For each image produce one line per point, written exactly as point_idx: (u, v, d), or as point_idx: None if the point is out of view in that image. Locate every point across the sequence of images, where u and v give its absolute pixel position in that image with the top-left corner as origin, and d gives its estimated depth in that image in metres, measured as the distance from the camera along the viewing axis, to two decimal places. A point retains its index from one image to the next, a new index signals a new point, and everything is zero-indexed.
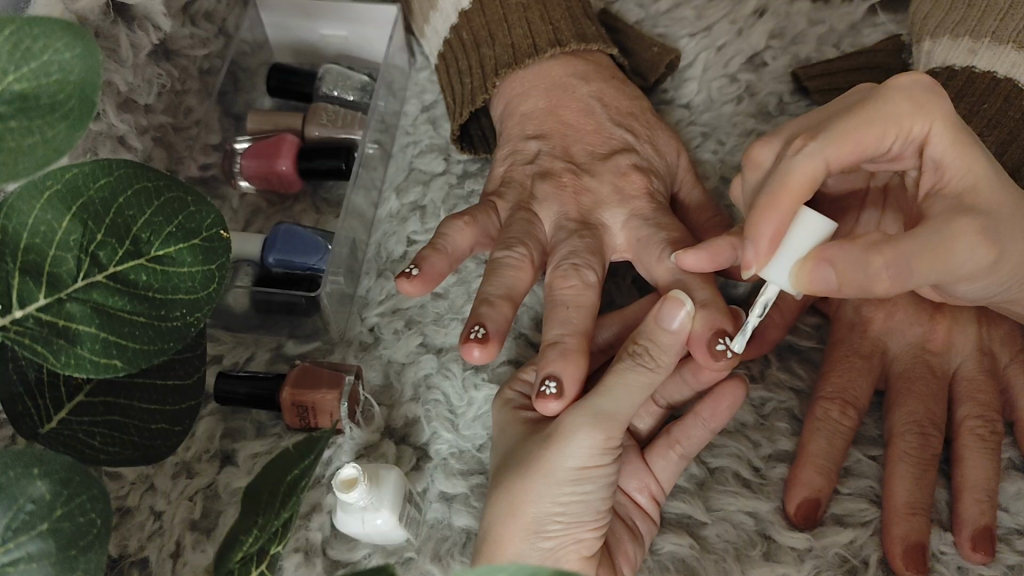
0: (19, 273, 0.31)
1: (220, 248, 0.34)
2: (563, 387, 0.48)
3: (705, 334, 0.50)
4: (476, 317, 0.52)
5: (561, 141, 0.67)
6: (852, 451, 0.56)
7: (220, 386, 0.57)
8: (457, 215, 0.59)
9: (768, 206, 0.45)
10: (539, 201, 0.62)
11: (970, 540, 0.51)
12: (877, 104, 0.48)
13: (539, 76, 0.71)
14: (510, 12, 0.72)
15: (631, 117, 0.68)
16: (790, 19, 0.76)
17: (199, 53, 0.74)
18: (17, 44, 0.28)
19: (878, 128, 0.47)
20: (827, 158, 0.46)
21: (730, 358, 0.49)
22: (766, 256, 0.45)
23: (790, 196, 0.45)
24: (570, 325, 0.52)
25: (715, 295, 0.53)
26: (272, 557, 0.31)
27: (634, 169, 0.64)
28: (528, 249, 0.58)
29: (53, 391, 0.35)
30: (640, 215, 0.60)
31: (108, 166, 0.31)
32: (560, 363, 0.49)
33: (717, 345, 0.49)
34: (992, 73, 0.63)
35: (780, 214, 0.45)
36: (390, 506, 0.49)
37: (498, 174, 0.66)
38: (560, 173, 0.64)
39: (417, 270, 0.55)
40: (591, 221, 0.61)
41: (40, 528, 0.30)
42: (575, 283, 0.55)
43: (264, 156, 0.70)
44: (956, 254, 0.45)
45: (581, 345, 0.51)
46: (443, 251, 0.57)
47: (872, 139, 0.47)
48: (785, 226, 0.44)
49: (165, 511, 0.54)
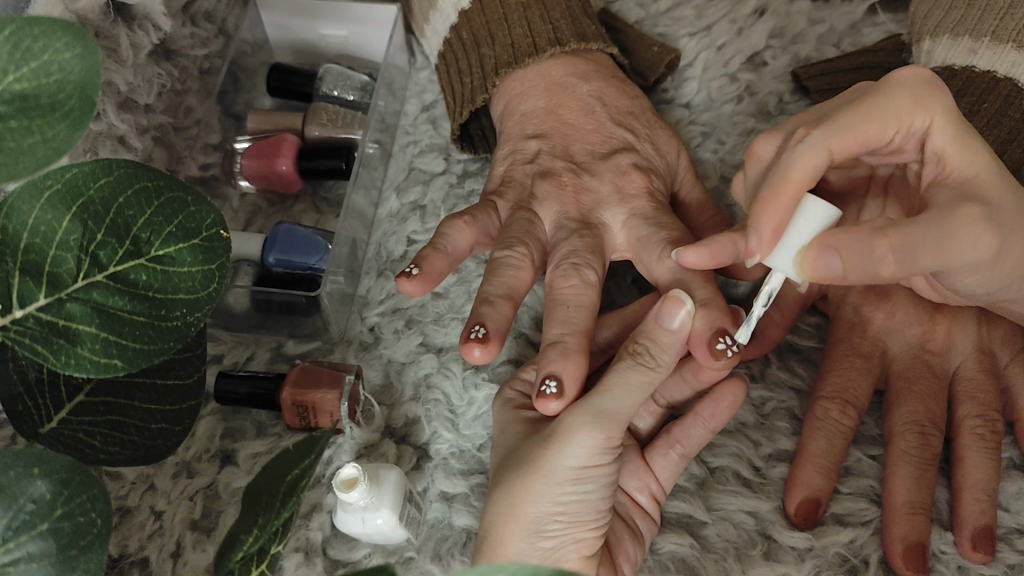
0: (19, 273, 0.31)
1: (220, 247, 0.34)
2: (563, 386, 0.48)
3: (705, 334, 0.50)
4: (477, 317, 0.52)
5: (561, 140, 0.67)
6: (852, 451, 0.56)
7: (220, 386, 0.57)
8: (457, 215, 0.60)
9: (771, 197, 0.45)
10: (539, 201, 0.62)
11: (970, 540, 0.51)
12: (878, 98, 0.48)
13: (539, 76, 0.71)
14: (510, 12, 0.72)
15: (631, 116, 0.68)
16: (790, 18, 0.76)
17: (199, 53, 0.74)
18: (17, 44, 0.28)
19: (878, 121, 0.47)
20: (830, 148, 0.46)
21: (730, 358, 0.49)
22: (770, 246, 0.45)
23: (793, 185, 0.45)
24: (571, 324, 0.52)
25: (715, 295, 0.53)
26: (272, 557, 0.31)
27: (635, 168, 0.64)
28: (528, 249, 0.58)
29: (52, 391, 0.35)
30: (640, 215, 0.60)
31: (108, 166, 0.31)
32: (560, 363, 0.49)
33: (717, 345, 0.49)
34: (992, 73, 0.63)
35: (782, 206, 0.45)
36: (391, 506, 0.49)
37: (498, 174, 0.66)
38: (560, 172, 0.64)
39: (417, 270, 0.55)
40: (591, 221, 0.61)
41: (40, 528, 0.30)
42: (575, 283, 0.55)
43: (264, 156, 0.70)
44: (962, 243, 0.45)
45: (581, 344, 0.51)
46: (443, 250, 0.57)
47: (872, 133, 0.47)
48: (788, 217, 0.44)
49: (165, 511, 0.54)
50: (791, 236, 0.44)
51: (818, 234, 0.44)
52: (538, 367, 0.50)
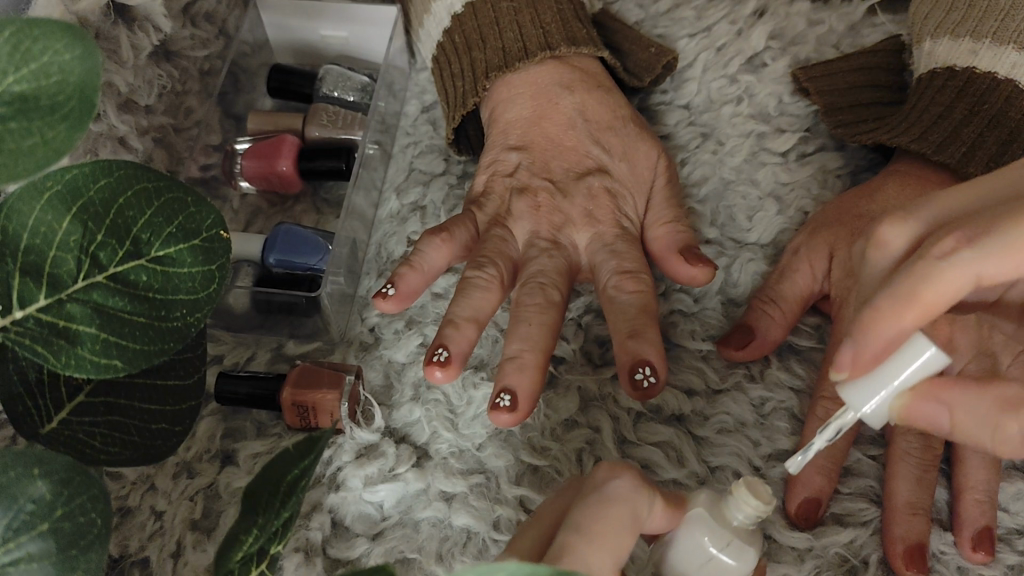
0: (18, 274, 0.31)
1: (220, 248, 0.34)
2: (516, 401, 0.52)
3: (627, 367, 0.53)
4: (439, 338, 0.55)
5: (541, 156, 0.68)
6: (852, 451, 0.56)
7: (221, 386, 0.57)
8: (434, 232, 0.61)
9: (881, 314, 0.42)
10: (514, 218, 0.64)
11: (970, 540, 0.52)
12: (887, 292, 0.42)
13: (526, 83, 0.72)
14: (502, 15, 0.73)
15: (611, 132, 0.69)
16: (790, 19, 0.76)
17: (200, 54, 0.74)
18: (17, 45, 0.28)
19: (891, 316, 0.41)
20: (881, 301, 0.42)
21: (645, 388, 0.52)
22: (859, 368, 0.43)
23: (902, 314, 0.42)
24: (532, 341, 0.55)
25: (647, 324, 0.55)
26: (272, 556, 0.31)
27: (605, 195, 0.65)
28: (498, 267, 0.60)
29: (52, 391, 0.35)
30: (601, 240, 0.63)
31: (109, 167, 0.32)
32: (515, 378, 0.53)
33: (635, 376, 0.52)
34: (953, 65, 0.67)
35: (965, 428, 0.42)
36: (626, 520, 0.39)
37: (478, 183, 0.68)
38: (538, 191, 0.66)
39: (392, 290, 0.58)
40: (562, 241, 0.63)
41: (40, 529, 0.30)
42: (539, 300, 0.57)
43: (265, 157, 0.70)
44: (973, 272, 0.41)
45: (539, 361, 0.54)
46: (417, 267, 0.59)
47: (889, 323, 0.42)
48: (991, 420, 0.42)
49: (165, 511, 0.54)
50: (879, 379, 0.42)
51: (920, 378, 0.41)
52: (496, 381, 0.54)
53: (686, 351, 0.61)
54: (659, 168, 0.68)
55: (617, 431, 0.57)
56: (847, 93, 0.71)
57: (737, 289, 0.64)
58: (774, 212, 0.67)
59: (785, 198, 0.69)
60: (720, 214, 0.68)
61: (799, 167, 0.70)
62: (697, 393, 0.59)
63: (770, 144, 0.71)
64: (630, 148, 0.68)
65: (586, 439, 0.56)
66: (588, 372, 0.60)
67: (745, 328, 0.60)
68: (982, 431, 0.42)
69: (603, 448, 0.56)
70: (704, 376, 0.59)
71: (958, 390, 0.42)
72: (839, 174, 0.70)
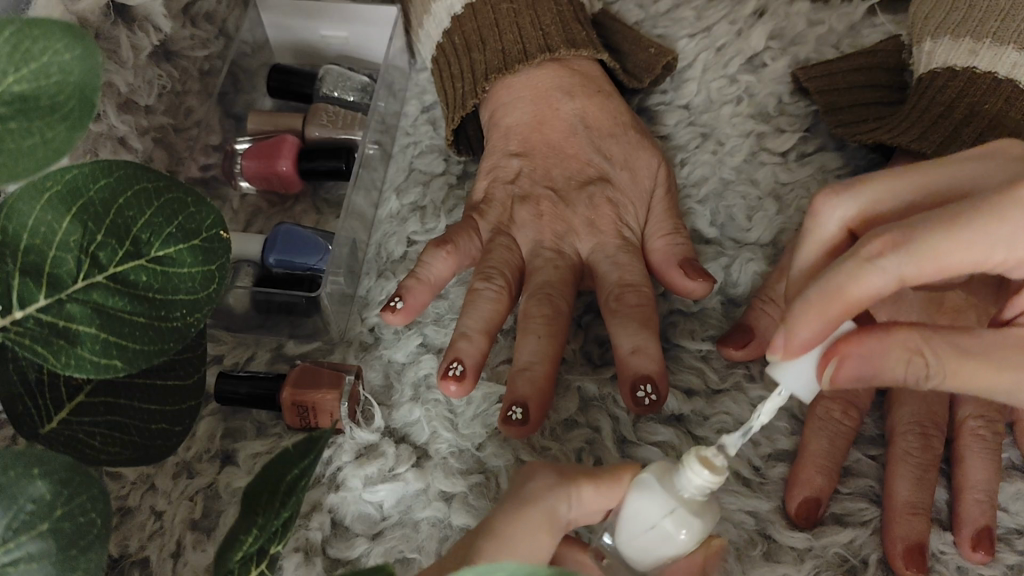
0: (18, 274, 0.31)
1: (220, 248, 0.34)
2: (527, 414, 0.53)
3: (630, 382, 0.54)
4: (453, 351, 0.56)
5: (542, 162, 0.69)
6: (852, 451, 0.57)
7: (221, 386, 0.57)
8: (440, 243, 0.61)
9: (809, 305, 0.41)
10: (517, 226, 0.65)
11: (970, 540, 0.51)
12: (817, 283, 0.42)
13: (526, 85, 0.72)
14: (502, 16, 0.73)
15: (612, 138, 0.69)
16: (790, 20, 0.76)
17: (200, 54, 0.74)
18: (17, 45, 0.28)
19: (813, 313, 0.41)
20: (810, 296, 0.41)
21: (649, 404, 0.54)
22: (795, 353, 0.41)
23: (841, 303, 0.41)
24: (539, 352, 0.56)
25: (650, 337, 0.56)
26: (271, 556, 0.31)
27: (606, 201, 0.66)
28: (505, 278, 0.61)
29: (53, 391, 0.35)
30: (604, 249, 0.63)
31: (109, 167, 0.32)
32: (526, 392, 0.54)
33: (638, 392, 0.54)
34: (953, 65, 0.67)
35: (890, 375, 0.41)
36: (542, 518, 0.41)
37: (479, 188, 0.68)
38: (539, 198, 0.66)
39: (401, 303, 0.58)
40: (566, 250, 0.64)
41: (40, 529, 0.30)
42: (548, 311, 0.58)
43: (265, 157, 0.70)
44: (903, 269, 0.40)
45: (547, 371, 0.55)
46: (424, 280, 0.60)
47: (812, 325, 0.41)
48: (906, 361, 0.40)
49: (165, 511, 0.54)
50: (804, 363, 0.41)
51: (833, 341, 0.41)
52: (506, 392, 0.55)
53: (685, 351, 0.61)
54: (659, 172, 0.68)
55: (617, 431, 0.57)
56: (846, 94, 0.71)
57: (737, 289, 0.64)
58: (774, 212, 0.67)
59: (785, 198, 0.68)
60: (720, 214, 0.68)
61: (800, 167, 0.70)
62: (697, 393, 0.59)
63: (769, 144, 0.71)
64: (631, 149, 0.68)
65: (585, 439, 0.56)
66: (588, 372, 0.60)
67: (747, 327, 0.59)
68: (903, 370, 0.40)
69: (603, 447, 0.56)
70: (704, 377, 0.59)
71: (875, 339, 0.40)
72: (839, 175, 0.70)
